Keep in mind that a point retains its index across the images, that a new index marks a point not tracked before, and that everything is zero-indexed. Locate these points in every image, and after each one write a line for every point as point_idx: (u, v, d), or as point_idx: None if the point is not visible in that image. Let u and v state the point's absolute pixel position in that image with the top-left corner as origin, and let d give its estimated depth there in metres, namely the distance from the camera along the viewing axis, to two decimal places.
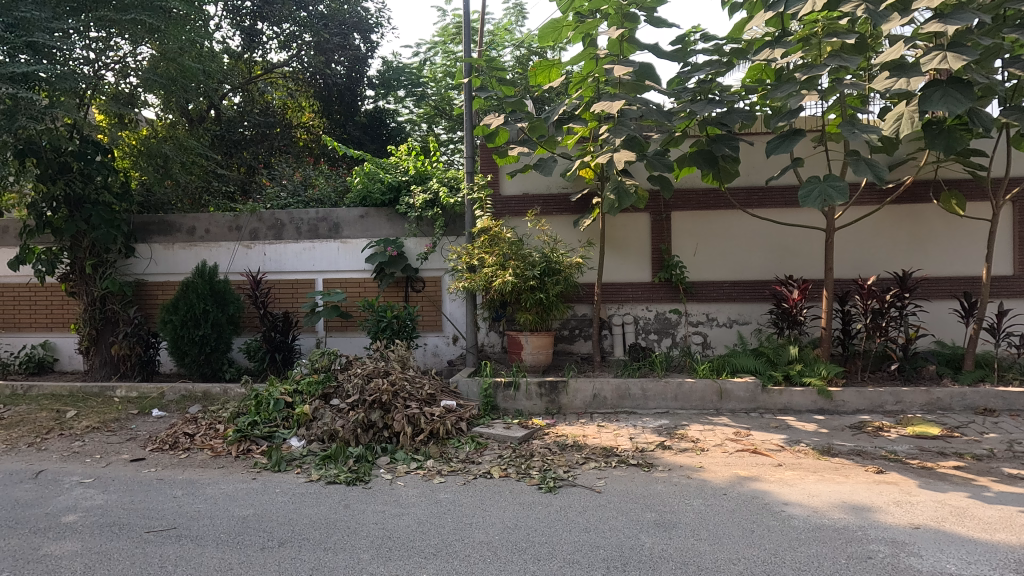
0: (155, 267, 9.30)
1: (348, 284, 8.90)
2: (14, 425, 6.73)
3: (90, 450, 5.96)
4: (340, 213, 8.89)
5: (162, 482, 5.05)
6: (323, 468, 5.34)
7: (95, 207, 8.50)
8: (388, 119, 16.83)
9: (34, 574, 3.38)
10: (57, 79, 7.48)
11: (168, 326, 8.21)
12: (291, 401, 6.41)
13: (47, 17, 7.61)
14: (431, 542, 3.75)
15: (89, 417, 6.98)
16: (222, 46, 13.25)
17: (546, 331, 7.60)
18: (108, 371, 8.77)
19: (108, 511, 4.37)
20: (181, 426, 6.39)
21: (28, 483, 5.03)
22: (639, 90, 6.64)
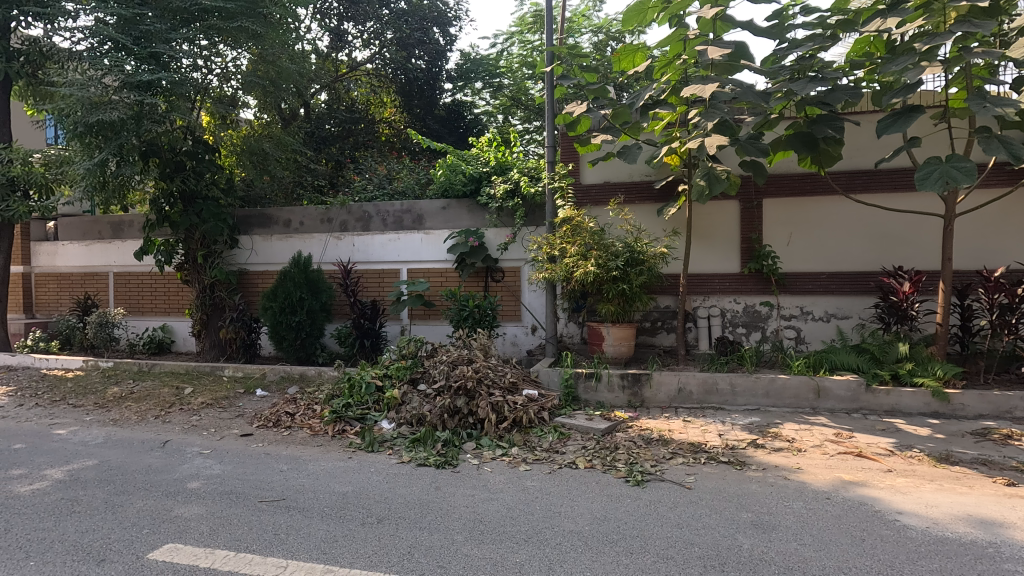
0: (256, 257, 10.01)
1: (431, 274, 9.16)
2: (143, 398, 7.52)
3: (206, 425, 6.54)
4: (423, 205, 9.15)
5: (270, 456, 5.46)
6: (413, 450, 5.55)
7: (206, 202, 9.28)
8: (465, 111, 17.09)
9: (169, 533, 3.76)
10: (174, 86, 8.18)
11: (268, 312, 8.81)
12: (382, 385, 6.72)
13: (167, 29, 8.33)
14: (522, 528, 3.81)
15: (203, 393, 7.66)
16: (312, 47, 14.01)
17: (628, 323, 7.46)
18: (216, 353, 9.54)
19: (225, 480, 4.78)
20: (283, 406, 6.86)
21: (158, 451, 5.59)
22: (731, 71, 6.30)
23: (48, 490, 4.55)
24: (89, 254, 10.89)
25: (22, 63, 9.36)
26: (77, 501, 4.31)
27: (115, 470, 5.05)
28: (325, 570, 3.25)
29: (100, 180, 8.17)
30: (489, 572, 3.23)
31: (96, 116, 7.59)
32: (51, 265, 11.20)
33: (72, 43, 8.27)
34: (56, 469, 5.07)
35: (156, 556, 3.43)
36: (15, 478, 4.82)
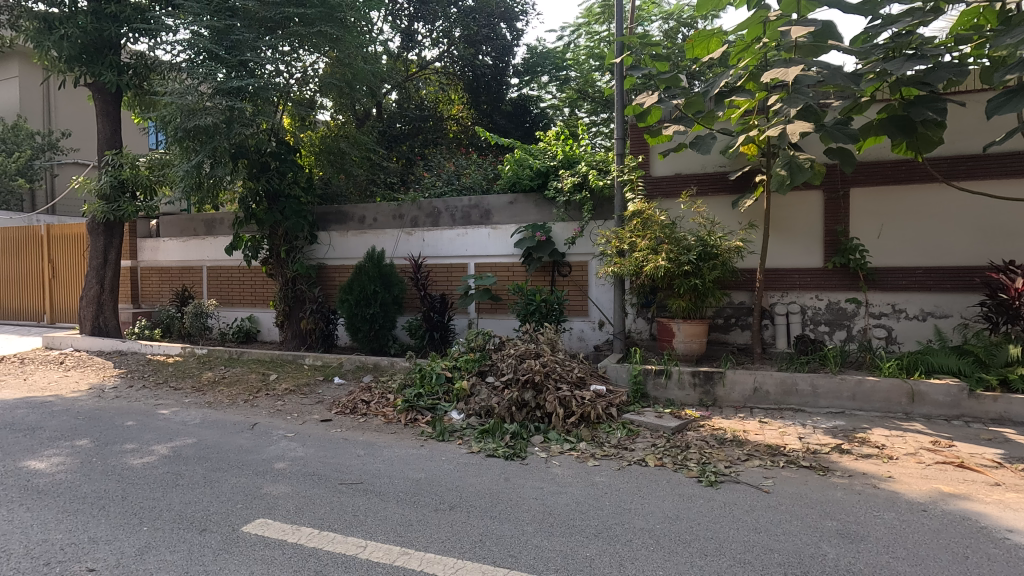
0: (333, 252, 10.52)
1: (498, 268, 9.26)
2: (233, 383, 8.12)
3: (289, 409, 6.96)
4: (491, 200, 9.25)
5: (348, 441, 5.74)
6: (482, 441, 5.66)
7: (288, 200, 9.85)
8: (531, 106, 17.11)
9: (259, 509, 4.04)
10: (258, 90, 8.68)
11: (345, 304, 9.23)
12: (451, 376, 6.90)
13: (254, 37, 8.90)
14: (591, 523, 3.80)
15: (287, 380, 8.16)
16: (384, 48, 14.44)
17: (700, 319, 7.22)
18: (297, 342, 10.07)
19: (308, 462, 5.07)
20: (359, 394, 7.18)
21: (247, 433, 6.01)
22: (817, 52, 5.89)
23: (156, 464, 5.01)
24: (186, 249, 11.83)
25: (131, 75, 10.27)
26: (180, 475, 4.72)
27: (211, 449, 5.47)
28: (402, 552, 3.39)
29: (196, 181, 8.75)
30: (559, 565, 3.24)
31: (193, 122, 8.22)
32: (154, 260, 12.26)
33: (172, 56, 8.98)
34: (162, 446, 5.56)
35: (250, 529, 3.69)
36: (128, 452, 5.34)
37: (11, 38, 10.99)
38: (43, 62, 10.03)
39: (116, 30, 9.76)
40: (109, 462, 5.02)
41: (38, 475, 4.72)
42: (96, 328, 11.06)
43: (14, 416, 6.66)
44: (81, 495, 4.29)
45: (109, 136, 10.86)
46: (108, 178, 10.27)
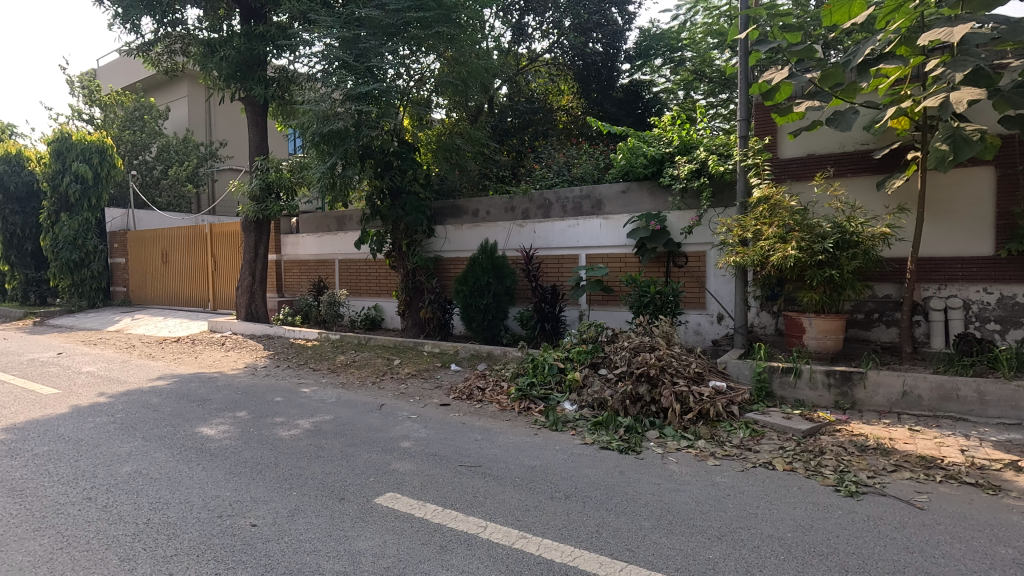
0: (449, 245, 11.00)
1: (610, 259, 9.11)
2: (363, 366, 8.84)
3: (412, 393, 7.43)
4: (603, 189, 9.11)
5: (466, 425, 6.00)
6: (596, 433, 5.63)
7: (409, 196, 10.45)
8: (643, 91, 16.59)
9: (389, 483, 4.37)
10: (382, 93, 9.24)
11: (460, 295, 9.61)
12: (564, 367, 6.98)
13: (378, 44, 9.41)
14: (714, 524, 3.63)
15: (409, 365, 8.71)
16: (496, 43, 14.73)
17: (836, 313, 6.58)
18: (416, 331, 10.65)
19: (430, 443, 5.38)
20: (475, 380, 7.47)
21: (377, 412, 6.53)
22: (992, 5, 5.08)
23: (301, 437, 5.60)
24: (321, 244, 13.01)
25: (275, 88, 11.44)
26: (321, 448, 5.24)
27: (346, 426, 6.01)
28: (520, 536, 3.49)
29: (331, 181, 9.55)
30: (680, 564, 3.14)
31: (328, 128, 8.97)
32: (295, 253, 13.63)
33: (310, 67, 9.83)
34: (305, 421, 6.21)
35: (381, 501, 4.01)
36: (277, 424, 6.03)
37: (183, 63, 12.76)
38: (207, 82, 11.50)
39: (263, 49, 10.92)
40: (264, 432, 5.71)
41: (210, 439, 5.49)
42: (249, 314, 12.54)
43: (189, 388, 7.80)
44: (243, 459, 4.92)
45: (258, 143, 12.21)
46: (258, 181, 11.55)
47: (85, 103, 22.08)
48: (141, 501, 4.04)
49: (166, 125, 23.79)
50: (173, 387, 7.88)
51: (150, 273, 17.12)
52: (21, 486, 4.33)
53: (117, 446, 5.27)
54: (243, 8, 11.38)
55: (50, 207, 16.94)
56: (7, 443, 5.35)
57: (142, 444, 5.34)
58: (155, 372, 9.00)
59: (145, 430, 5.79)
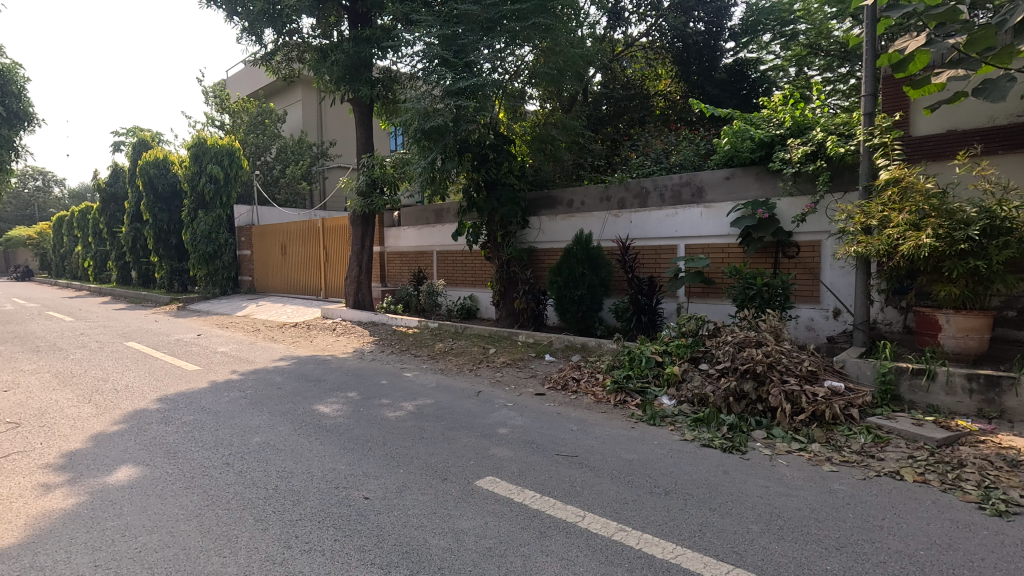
0: (543, 236, 11.04)
1: (711, 249, 8.70)
2: (461, 354, 9.15)
3: (507, 381, 7.61)
4: (704, 176, 8.68)
5: (561, 416, 6.02)
6: (696, 429, 5.41)
7: (504, 188, 10.63)
8: (749, 70, 15.65)
9: (487, 467, 4.50)
10: (480, 87, 9.38)
11: (554, 286, 9.62)
12: (661, 360, 6.79)
13: (477, 38, 9.55)
14: (831, 534, 3.38)
15: (504, 354, 8.90)
16: (591, 29, 14.49)
17: (980, 310, 5.82)
18: (511, 321, 10.82)
19: (527, 431, 5.47)
20: (570, 371, 7.47)
21: (474, 398, 6.74)
22: None
23: (405, 418, 5.93)
24: (421, 236, 13.59)
25: (380, 88, 12.05)
26: (423, 429, 5.51)
27: (446, 410, 6.27)
28: (619, 528, 3.45)
29: (431, 175, 9.92)
30: (794, 572, 2.96)
31: (429, 124, 9.30)
32: (397, 245, 14.35)
33: (412, 67, 10.22)
34: (409, 403, 6.56)
35: (482, 484, 4.15)
36: (384, 405, 6.42)
37: (299, 70, 13.78)
38: (320, 85, 12.36)
39: (369, 51, 11.52)
40: (372, 413, 6.11)
41: (325, 416, 5.97)
42: (357, 302, 13.42)
43: (306, 369, 8.51)
44: (354, 436, 5.30)
45: (365, 141, 12.96)
46: (364, 177, 12.27)
47: (218, 111, 24.61)
48: (269, 468, 4.48)
49: (284, 128, 25.94)
50: (293, 367, 8.63)
51: (271, 264, 18.83)
52: (174, 449, 4.96)
53: (248, 419, 5.87)
54: (351, 14, 12.07)
55: (190, 205, 19.12)
56: (162, 411, 6.15)
57: (269, 417, 5.92)
58: (277, 353, 9.92)
59: (270, 405, 6.41)
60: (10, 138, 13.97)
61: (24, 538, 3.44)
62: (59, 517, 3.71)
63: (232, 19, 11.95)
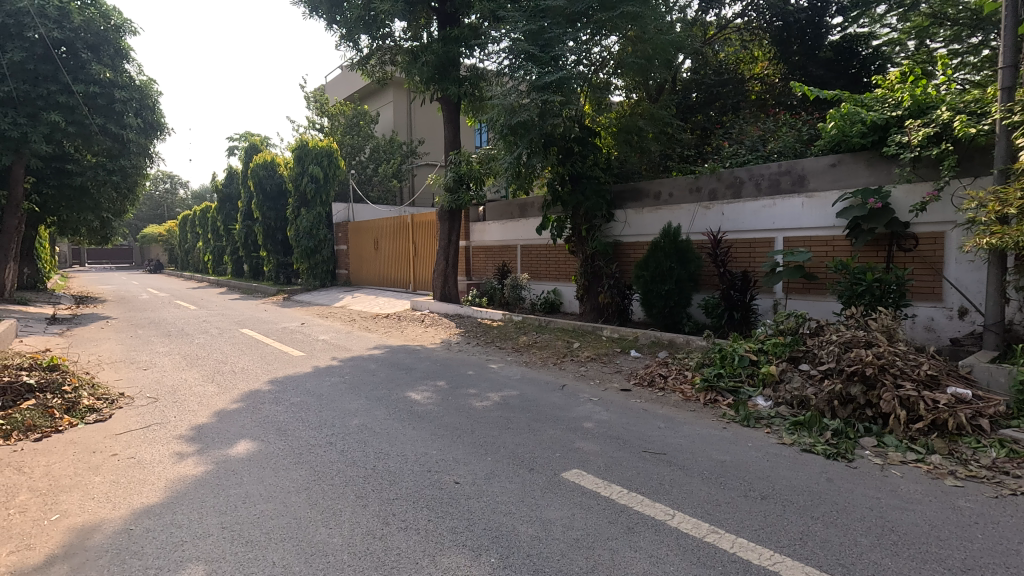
0: (628, 229, 10.82)
1: (814, 242, 8.12)
2: (544, 347, 9.21)
3: (592, 375, 7.57)
4: (806, 163, 8.10)
5: (648, 413, 5.90)
6: (796, 433, 5.10)
7: (589, 181, 10.50)
8: (859, 47, 14.37)
9: (573, 460, 4.51)
10: (566, 81, 9.30)
11: (640, 280, 9.40)
12: (756, 359, 6.45)
13: (563, 31, 9.47)
14: (956, 555, 3.07)
15: (588, 349, 8.85)
16: (682, 14, 13.94)
17: None
18: (594, 315, 10.72)
19: (612, 426, 5.41)
20: (656, 368, 7.29)
21: (559, 392, 6.77)
22: None
23: (492, 408, 6.07)
24: (505, 230, 13.79)
25: (467, 86, 12.32)
26: (509, 420, 5.62)
27: (531, 402, 6.35)
28: (712, 530, 3.34)
29: (517, 170, 9.99)
30: None
31: (515, 120, 9.37)
32: (481, 239, 14.65)
33: (498, 63, 10.35)
34: (495, 394, 6.71)
35: (568, 476, 4.17)
36: (471, 395, 6.61)
37: (391, 72, 14.38)
38: (411, 86, 12.85)
39: (457, 50, 11.80)
40: (460, 402, 6.31)
41: (417, 403, 6.25)
42: (444, 295, 13.89)
43: (398, 358, 8.94)
44: (444, 423, 5.51)
45: (452, 139, 13.34)
46: (451, 174, 12.60)
47: (318, 114, 26.31)
48: (368, 449, 4.78)
49: (377, 128, 27.22)
50: (386, 356, 9.10)
51: (364, 257, 19.90)
52: (284, 427, 5.42)
53: (347, 402, 6.28)
54: (440, 15, 12.40)
55: (294, 204, 20.64)
56: (273, 393, 6.72)
57: (366, 402, 6.29)
58: (371, 342, 10.51)
59: (366, 391, 6.81)
60: (147, 146, 15.86)
61: (164, 498, 3.92)
62: (192, 482, 4.18)
63: (332, 28, 12.69)
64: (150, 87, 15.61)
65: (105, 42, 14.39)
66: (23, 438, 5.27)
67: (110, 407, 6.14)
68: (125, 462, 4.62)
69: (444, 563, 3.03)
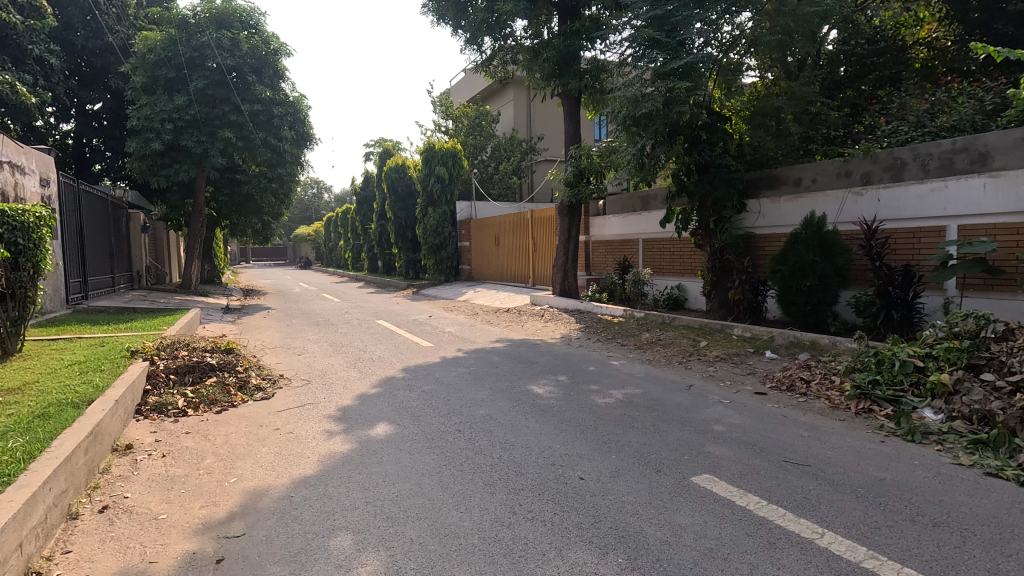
0: (763, 220, 10.01)
1: (1000, 230, 6.90)
2: (669, 345, 8.86)
3: (722, 376, 7.12)
4: (990, 137, 6.91)
5: (787, 419, 5.41)
6: (976, 454, 4.38)
7: (718, 169, 9.80)
8: None
9: (704, 465, 4.26)
10: (694, 66, 8.77)
11: (777, 276, 8.66)
12: (923, 366, 5.64)
13: (692, 12, 8.95)
14: None
15: (717, 348, 8.34)
16: None
17: None
18: (723, 313, 10.06)
19: (747, 431, 5.05)
20: (797, 371, 6.67)
21: (686, 392, 6.46)
22: None
23: (615, 405, 5.97)
24: (626, 224, 13.46)
25: (588, 79, 12.14)
26: (633, 418, 5.47)
27: (656, 401, 6.13)
28: (870, 556, 2.98)
29: (640, 163, 9.62)
30: None
31: (639, 110, 9.03)
32: (601, 234, 14.43)
33: (620, 54, 10.12)
34: (617, 391, 6.58)
35: (699, 481, 3.96)
36: (593, 391, 6.55)
37: (512, 71, 14.63)
38: (532, 84, 12.98)
39: (578, 43, 11.68)
40: (583, 397, 6.27)
41: (539, 396, 6.32)
42: (563, 289, 13.91)
43: (520, 351, 9.14)
44: (567, 418, 5.51)
45: (572, 133, 13.28)
46: (572, 168, 12.55)
47: (444, 117, 27.71)
48: (494, 439, 4.93)
49: (499, 127, 27.96)
50: (508, 349, 9.34)
51: (486, 254, 20.58)
52: (416, 413, 5.77)
53: (473, 393, 6.53)
54: (561, 10, 12.36)
55: (422, 203, 21.94)
56: (406, 380, 7.22)
57: (491, 393, 6.50)
58: (494, 335, 10.84)
59: (491, 382, 7.04)
60: (298, 155, 17.69)
61: (317, 471, 4.36)
62: (339, 458, 4.61)
63: (458, 33, 13.20)
64: (302, 102, 17.36)
65: (267, 65, 16.30)
66: (208, 409, 6.18)
67: (273, 387, 6.99)
68: (286, 436, 5.22)
69: (571, 558, 3.03)
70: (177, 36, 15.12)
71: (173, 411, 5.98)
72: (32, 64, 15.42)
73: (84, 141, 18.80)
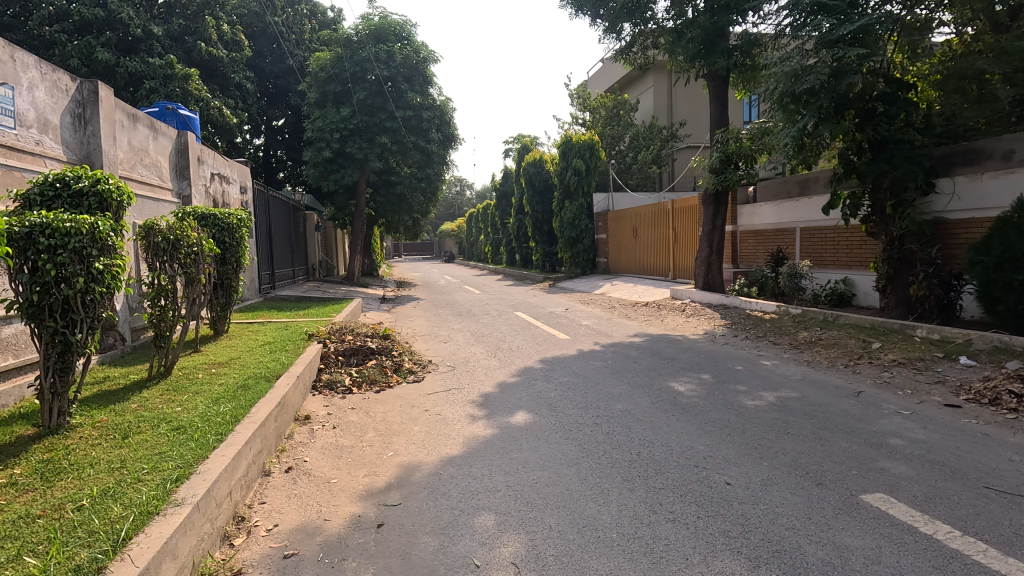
0: (959, 202, 8.46)
1: None
2: (832, 346, 7.93)
3: (900, 384, 6.18)
4: None
5: (990, 438, 4.55)
6: None
7: (899, 146, 8.48)
8: None
9: (878, 483, 3.75)
10: (870, 28, 7.74)
11: (978, 268, 7.28)
12: None
13: None
14: None
15: (894, 351, 7.28)
16: None
17: None
18: (903, 311, 8.70)
19: (934, 449, 4.34)
20: (1004, 382, 5.58)
21: (854, 399, 5.74)
22: None
23: (766, 408, 5.50)
24: (781, 211, 12.32)
25: (739, 55, 11.24)
26: (789, 424, 5.00)
27: (816, 407, 5.53)
28: None
29: (800, 144, 8.67)
30: None
31: (800, 86, 8.17)
32: (751, 224, 13.37)
33: (777, 25, 9.28)
34: (769, 393, 6.05)
35: (871, 500, 3.50)
36: (741, 392, 6.10)
37: (653, 55, 14.10)
38: (674, 67, 12.39)
39: (727, 19, 10.88)
40: (729, 398, 5.88)
41: (680, 394, 6.05)
42: (706, 283, 13.14)
43: (660, 346, 8.83)
44: (711, 419, 5.22)
45: (719, 116, 12.45)
46: (718, 154, 11.77)
47: (581, 109, 27.64)
48: (632, 435, 4.82)
49: (638, 116, 27.05)
50: (646, 344, 9.08)
51: (623, 246, 20.15)
52: (554, 403, 5.86)
53: (611, 387, 6.45)
54: None
55: (559, 196, 22.19)
56: (544, 370, 7.36)
57: (629, 388, 6.36)
58: (631, 329, 10.61)
59: (629, 377, 6.90)
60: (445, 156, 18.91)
61: (463, 452, 4.63)
62: (482, 442, 4.85)
63: (596, 23, 13.01)
64: (448, 105, 18.48)
65: (417, 73, 17.63)
66: (370, 388, 6.89)
67: (423, 371, 7.56)
68: (434, 417, 5.62)
69: (717, 566, 2.87)
70: (343, 54, 16.91)
71: (342, 388, 6.75)
72: (234, 90, 18.29)
73: (272, 153, 21.88)
